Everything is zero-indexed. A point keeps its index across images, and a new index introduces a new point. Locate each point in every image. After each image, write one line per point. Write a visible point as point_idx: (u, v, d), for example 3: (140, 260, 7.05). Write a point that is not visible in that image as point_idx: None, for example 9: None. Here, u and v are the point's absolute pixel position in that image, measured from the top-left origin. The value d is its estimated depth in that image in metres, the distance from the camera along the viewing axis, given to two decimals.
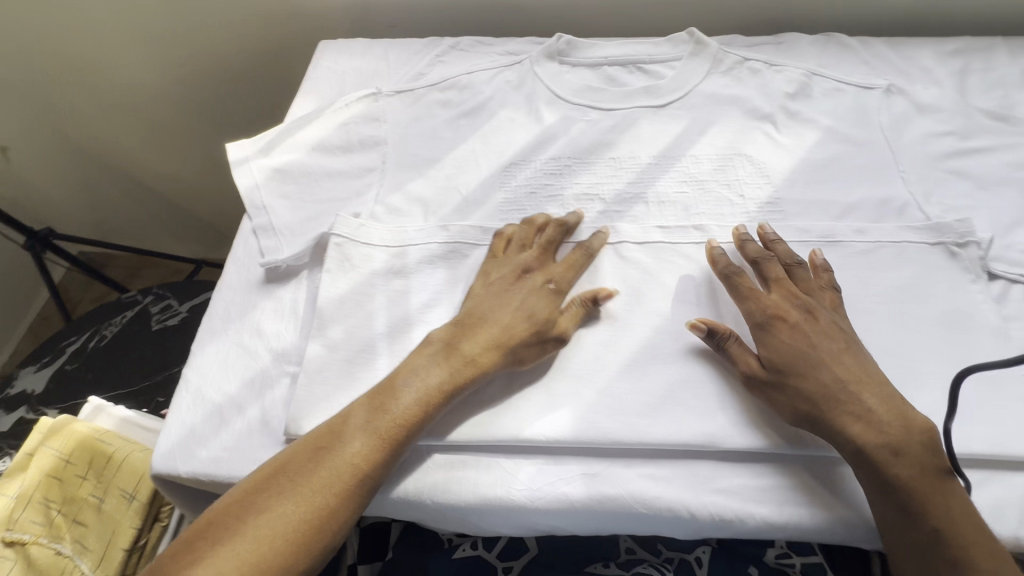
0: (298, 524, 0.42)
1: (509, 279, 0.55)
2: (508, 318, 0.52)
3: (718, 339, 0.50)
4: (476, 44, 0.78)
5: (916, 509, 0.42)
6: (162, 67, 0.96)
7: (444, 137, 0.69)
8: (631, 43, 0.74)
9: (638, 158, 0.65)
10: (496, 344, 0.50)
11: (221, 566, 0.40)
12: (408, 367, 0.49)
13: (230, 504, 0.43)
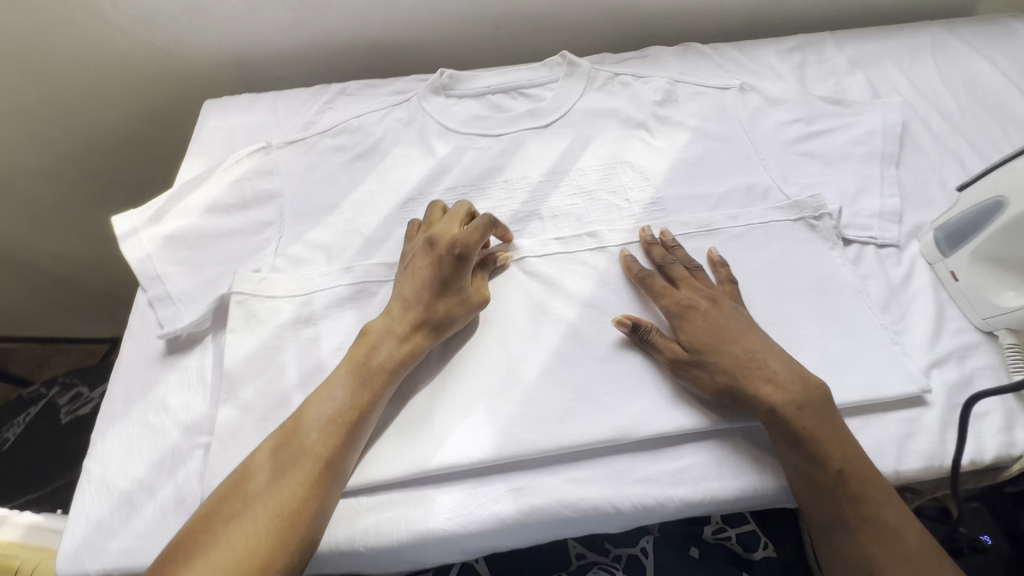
0: (273, 521, 0.43)
1: (425, 259, 0.57)
2: (431, 295, 0.55)
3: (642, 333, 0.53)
4: (363, 87, 0.80)
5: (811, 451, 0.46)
6: (33, 142, 0.90)
7: (341, 181, 0.70)
8: (510, 71, 0.78)
9: (529, 177, 0.68)
10: (423, 319, 0.54)
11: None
12: (322, 392, 0.49)
13: (203, 519, 0.44)
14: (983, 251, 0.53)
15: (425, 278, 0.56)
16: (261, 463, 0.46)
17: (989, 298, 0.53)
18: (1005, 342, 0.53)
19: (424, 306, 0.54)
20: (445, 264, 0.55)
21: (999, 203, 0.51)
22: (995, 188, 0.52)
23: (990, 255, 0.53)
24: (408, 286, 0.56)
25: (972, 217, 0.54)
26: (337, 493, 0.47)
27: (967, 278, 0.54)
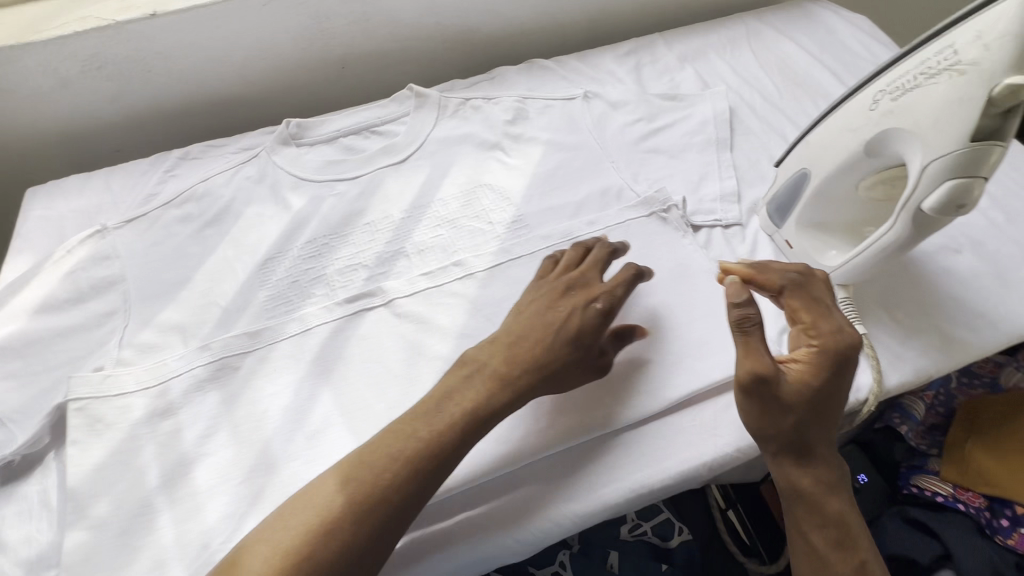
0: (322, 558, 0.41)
1: (553, 295, 0.54)
2: (546, 336, 0.51)
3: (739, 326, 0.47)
4: (207, 149, 0.76)
5: (821, 511, 0.48)
6: None
7: (191, 253, 0.65)
8: (359, 112, 0.77)
9: (391, 216, 0.67)
10: (538, 365, 0.50)
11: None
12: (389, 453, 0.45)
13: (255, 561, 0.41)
14: (804, 222, 0.57)
15: (546, 321, 0.52)
16: (314, 526, 0.42)
17: (818, 262, 0.57)
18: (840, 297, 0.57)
19: (509, 376, 0.49)
20: (572, 312, 0.52)
21: (803, 177, 0.55)
22: (797, 164, 0.56)
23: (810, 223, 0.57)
24: (535, 321, 0.52)
25: (787, 193, 0.58)
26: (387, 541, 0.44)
27: (798, 246, 0.58)
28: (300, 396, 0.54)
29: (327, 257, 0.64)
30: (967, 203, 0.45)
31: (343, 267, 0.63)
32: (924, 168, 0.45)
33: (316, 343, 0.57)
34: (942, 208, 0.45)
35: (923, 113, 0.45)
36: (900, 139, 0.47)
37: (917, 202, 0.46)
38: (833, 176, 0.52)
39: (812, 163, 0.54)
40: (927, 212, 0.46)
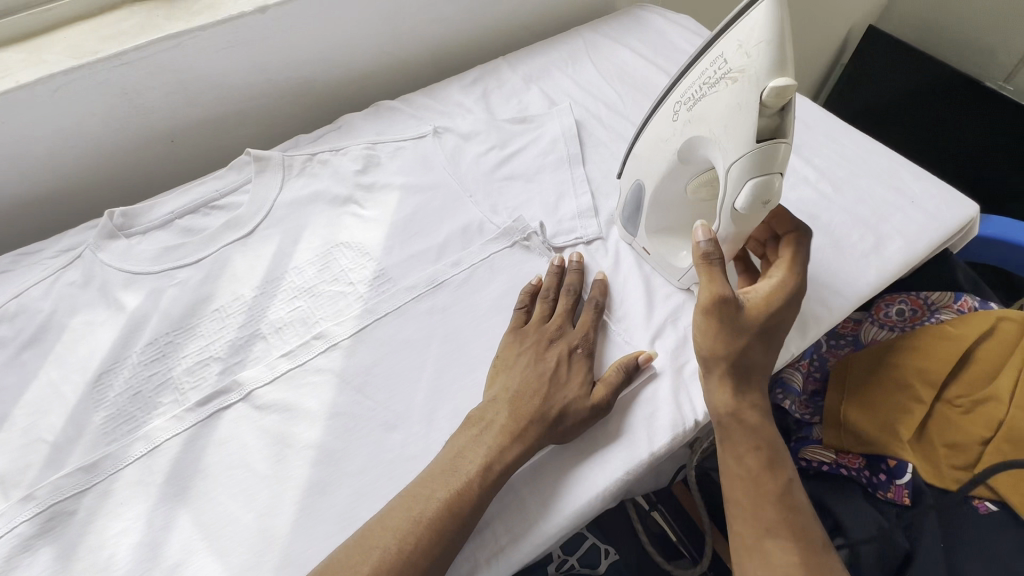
0: None
1: (539, 348, 0.54)
2: (544, 393, 0.51)
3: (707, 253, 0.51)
4: (18, 258, 0.67)
5: (754, 433, 0.50)
6: None
7: (7, 385, 0.57)
8: (195, 187, 0.71)
9: (241, 297, 0.62)
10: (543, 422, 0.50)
11: None
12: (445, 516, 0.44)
13: None
14: (653, 228, 0.60)
15: (539, 374, 0.52)
16: None
17: (672, 264, 0.59)
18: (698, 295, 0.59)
19: (521, 432, 0.49)
20: (562, 361, 0.53)
21: (641, 184, 0.58)
22: (635, 173, 0.59)
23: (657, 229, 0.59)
24: (538, 368, 0.53)
25: (633, 202, 0.60)
26: None
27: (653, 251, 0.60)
28: (154, 526, 0.48)
29: (173, 357, 0.58)
30: (770, 199, 0.47)
31: (191, 364, 0.57)
32: (727, 170, 0.47)
33: (167, 460, 0.51)
34: (750, 207, 0.47)
35: (715, 119, 0.47)
36: (704, 144, 0.49)
37: (729, 202, 0.48)
38: (663, 181, 0.55)
39: (645, 170, 0.57)
40: (738, 212, 0.48)
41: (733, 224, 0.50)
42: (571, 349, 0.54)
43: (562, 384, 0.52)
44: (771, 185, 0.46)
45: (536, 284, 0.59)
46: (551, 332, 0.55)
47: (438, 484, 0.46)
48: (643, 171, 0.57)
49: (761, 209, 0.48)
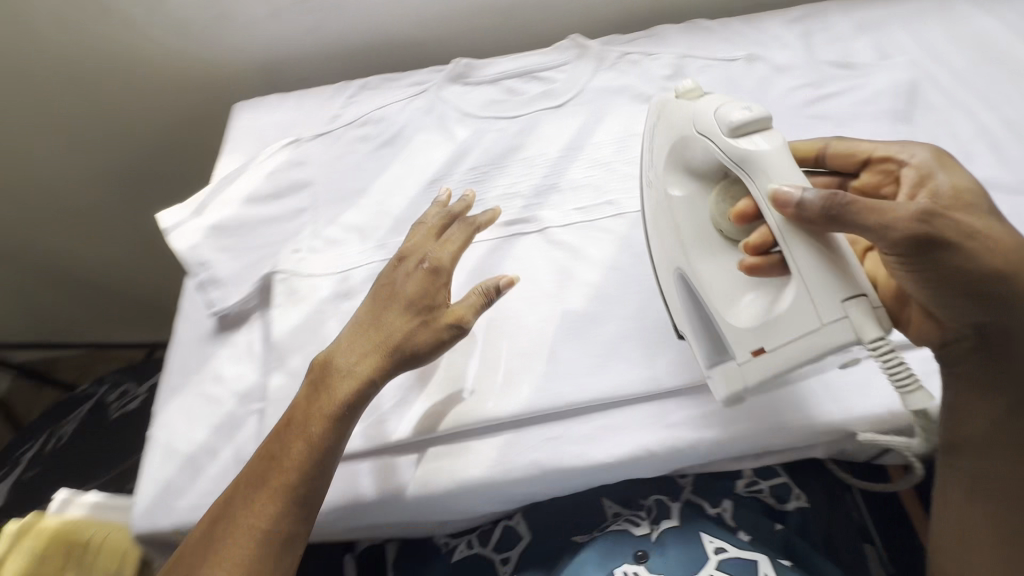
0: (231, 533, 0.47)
1: (390, 267, 0.56)
2: (401, 304, 0.52)
3: (806, 209, 0.42)
4: (383, 81, 0.83)
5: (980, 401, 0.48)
6: (91, 147, 1.01)
7: (367, 169, 0.73)
8: (524, 57, 0.81)
9: (546, 154, 0.71)
10: (384, 340, 0.51)
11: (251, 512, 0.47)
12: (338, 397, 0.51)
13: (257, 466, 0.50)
14: (698, 300, 0.50)
15: (374, 303, 0.54)
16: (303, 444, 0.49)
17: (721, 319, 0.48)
18: (743, 359, 0.46)
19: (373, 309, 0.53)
20: (404, 274, 0.54)
21: (681, 271, 0.51)
22: (665, 266, 0.53)
23: (703, 294, 0.49)
24: (363, 353, 0.51)
25: (679, 295, 0.52)
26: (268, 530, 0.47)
27: (696, 336, 0.51)
28: (461, 298, 0.60)
29: (488, 183, 0.69)
30: (767, 122, 0.46)
31: (501, 194, 0.68)
32: (710, 122, 0.47)
33: (476, 256, 0.63)
34: (737, 124, 0.45)
35: (686, 103, 0.50)
36: (687, 135, 0.49)
37: (718, 138, 0.46)
38: (706, 214, 0.51)
39: (670, 251, 0.52)
40: (741, 135, 0.46)
41: (771, 140, 0.45)
42: (403, 304, 0.52)
43: (417, 325, 0.51)
44: (754, 107, 0.46)
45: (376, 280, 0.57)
46: (358, 317, 0.54)
47: (366, 355, 0.51)
48: (664, 258, 0.53)
49: (755, 121, 0.45)
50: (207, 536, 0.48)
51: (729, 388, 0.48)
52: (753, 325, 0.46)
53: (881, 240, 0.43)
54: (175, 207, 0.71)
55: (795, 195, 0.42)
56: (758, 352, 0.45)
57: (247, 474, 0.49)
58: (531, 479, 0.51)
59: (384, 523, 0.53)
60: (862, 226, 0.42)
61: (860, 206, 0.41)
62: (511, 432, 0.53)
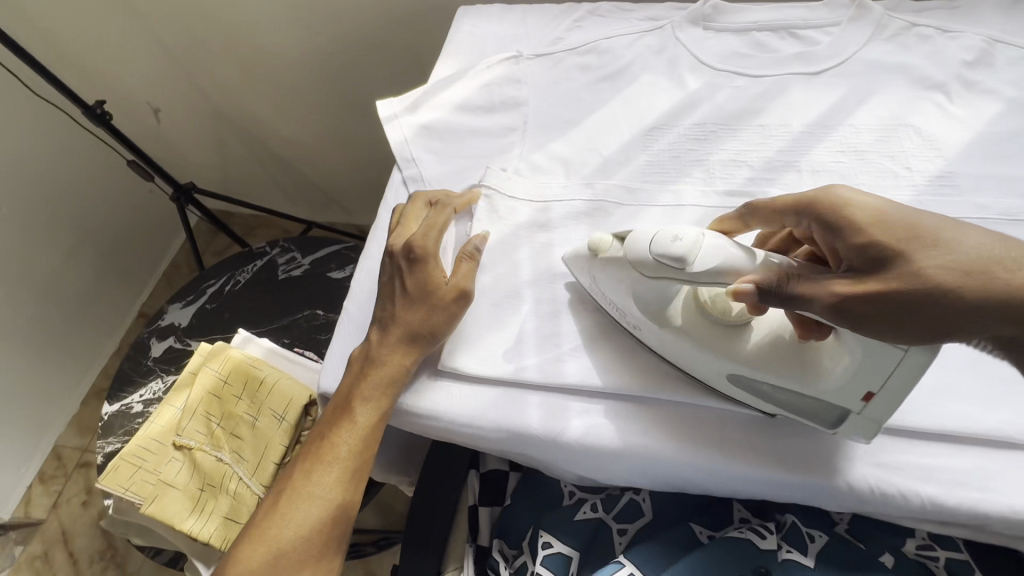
0: (305, 470, 0.51)
1: (395, 262, 0.56)
2: (408, 284, 0.54)
3: (774, 294, 0.41)
4: (614, 10, 0.77)
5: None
6: (330, 32, 1.09)
7: (583, 100, 0.69)
8: (785, 8, 0.70)
9: (788, 125, 0.63)
10: (410, 323, 0.53)
11: (324, 469, 0.50)
12: (396, 360, 0.52)
13: (327, 420, 0.52)
14: (769, 390, 0.46)
15: (385, 288, 0.56)
16: (372, 409, 0.51)
17: (818, 395, 0.45)
18: (859, 409, 0.44)
19: (408, 289, 0.54)
20: (396, 269, 0.56)
21: (731, 373, 0.47)
22: (714, 379, 0.48)
23: (775, 380, 0.46)
24: (392, 353, 0.52)
25: (745, 398, 0.48)
26: (339, 476, 0.50)
27: (791, 413, 0.47)
28: None
29: (714, 144, 0.63)
30: (706, 241, 0.45)
31: (727, 159, 0.62)
32: (649, 259, 0.46)
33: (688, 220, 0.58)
34: (681, 259, 0.44)
35: (613, 256, 0.50)
36: (633, 275, 0.48)
37: (678, 271, 0.45)
38: (703, 334, 0.48)
39: (713, 365, 0.47)
40: (695, 262, 0.44)
41: (726, 250, 0.44)
42: (394, 284, 0.55)
43: (428, 308, 0.53)
44: (684, 232, 0.45)
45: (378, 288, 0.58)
46: (389, 308, 0.54)
47: (412, 345, 0.52)
48: (707, 372, 0.48)
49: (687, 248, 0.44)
50: (291, 483, 0.51)
51: (868, 433, 0.44)
52: (840, 384, 0.44)
53: (864, 321, 0.39)
54: (390, 100, 0.72)
55: (752, 286, 0.42)
56: (869, 397, 0.43)
57: (302, 458, 0.52)
58: (700, 464, 0.48)
59: (534, 456, 0.54)
60: (859, 298, 0.39)
61: (839, 292, 0.40)
62: (688, 411, 0.50)
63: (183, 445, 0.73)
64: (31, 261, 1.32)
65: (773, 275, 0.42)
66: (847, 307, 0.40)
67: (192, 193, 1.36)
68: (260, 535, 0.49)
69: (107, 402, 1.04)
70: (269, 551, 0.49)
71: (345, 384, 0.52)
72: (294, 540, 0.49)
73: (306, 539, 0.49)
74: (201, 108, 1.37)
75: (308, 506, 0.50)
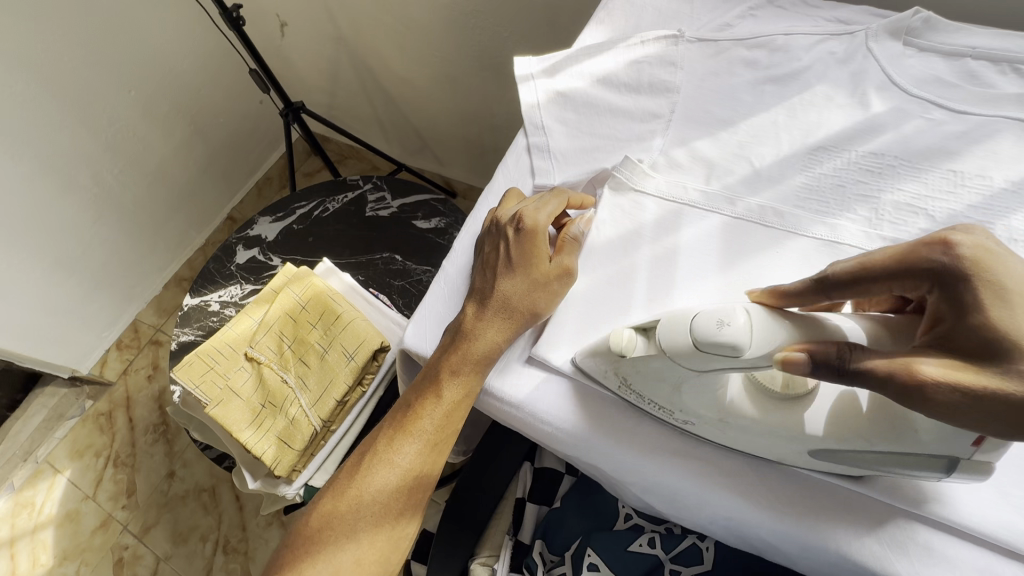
0: (389, 435, 0.50)
1: (502, 233, 0.52)
2: (516, 257, 0.51)
3: (833, 371, 0.35)
4: (799, 4, 0.67)
5: None
6: None
7: (742, 100, 0.61)
8: (1014, 37, 0.59)
9: (988, 178, 0.53)
10: (513, 301, 0.50)
11: (409, 436, 0.49)
12: (490, 335, 0.49)
13: (416, 388, 0.50)
14: (861, 458, 0.40)
15: (488, 259, 0.52)
16: (458, 382, 0.48)
17: (914, 451, 0.37)
18: (969, 454, 0.37)
19: (515, 263, 0.51)
20: (501, 241, 0.52)
21: (812, 450, 0.41)
22: (790, 458, 0.43)
23: (868, 446, 0.38)
24: (489, 328, 0.49)
25: (814, 465, 0.42)
26: (422, 446, 0.49)
27: (880, 472, 0.40)
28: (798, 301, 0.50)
29: (889, 181, 0.55)
30: (754, 319, 0.38)
31: (902, 203, 0.53)
32: (687, 346, 0.39)
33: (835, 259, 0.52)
34: (736, 347, 0.37)
35: (637, 354, 0.42)
36: (665, 366, 0.41)
37: (731, 357, 0.38)
38: (764, 410, 0.42)
39: (778, 445, 0.42)
40: (749, 347, 0.37)
41: (778, 328, 0.38)
42: (493, 255, 0.52)
43: (530, 285, 0.50)
44: (729, 312, 0.38)
45: (476, 255, 0.55)
46: (489, 280, 0.51)
47: (509, 321, 0.50)
48: (783, 451, 0.42)
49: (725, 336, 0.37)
50: (373, 446, 0.50)
51: (978, 471, 0.38)
52: (945, 437, 0.36)
53: (950, 414, 0.32)
54: (529, 57, 0.67)
55: (804, 356, 0.35)
56: (981, 442, 0.35)
57: (387, 421, 0.51)
58: (799, 537, 0.43)
59: (607, 472, 0.50)
60: (955, 382, 0.32)
61: (926, 372, 0.33)
62: (796, 476, 0.44)
63: (253, 357, 0.74)
64: (147, 147, 1.39)
65: (829, 346, 0.36)
66: (933, 394, 0.33)
67: (299, 113, 1.36)
68: (342, 490, 0.49)
69: (188, 295, 1.09)
70: (351, 508, 0.49)
71: (436, 354, 0.50)
72: (375, 504, 0.48)
73: (387, 503, 0.49)
74: (324, 29, 1.36)
75: (390, 470, 0.49)
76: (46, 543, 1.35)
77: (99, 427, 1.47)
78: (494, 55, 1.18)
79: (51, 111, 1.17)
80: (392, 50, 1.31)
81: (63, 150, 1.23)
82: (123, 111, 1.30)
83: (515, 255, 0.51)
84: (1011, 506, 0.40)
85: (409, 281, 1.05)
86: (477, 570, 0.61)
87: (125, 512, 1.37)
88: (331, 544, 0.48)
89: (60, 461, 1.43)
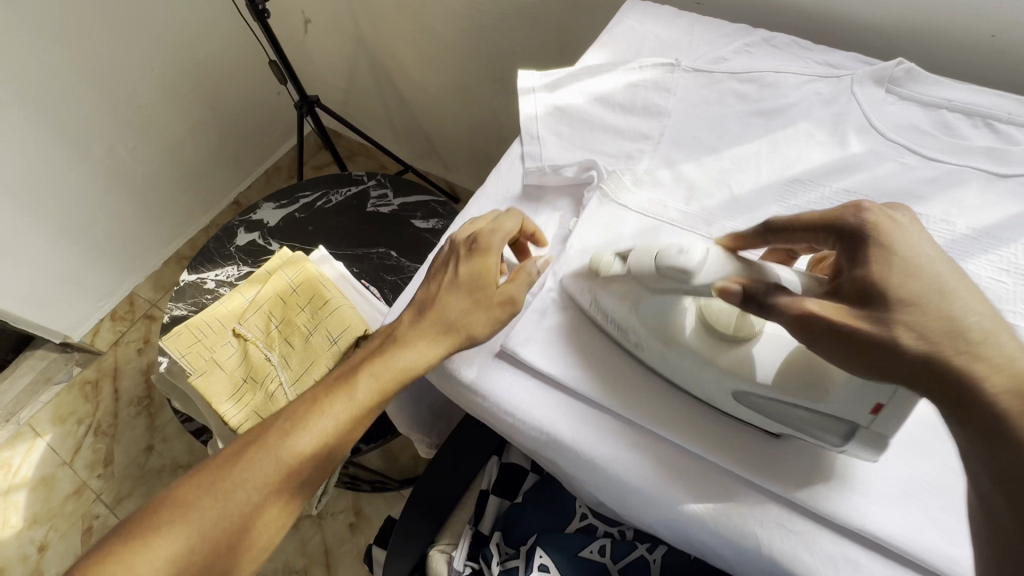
0: (341, 383, 0.52)
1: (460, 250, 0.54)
2: (464, 271, 0.53)
3: (757, 300, 0.42)
4: (793, 44, 0.70)
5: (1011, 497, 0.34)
6: None
7: (729, 130, 0.64)
8: (990, 94, 0.62)
9: (951, 224, 0.56)
10: (468, 306, 0.52)
11: (358, 386, 0.51)
12: (453, 307, 0.52)
13: (379, 345, 0.53)
14: (776, 408, 0.45)
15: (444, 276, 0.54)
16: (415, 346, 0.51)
17: (828, 412, 0.42)
18: (868, 423, 0.41)
19: (465, 278, 0.53)
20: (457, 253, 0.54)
21: (740, 391, 0.46)
22: (717, 398, 0.47)
23: (786, 399, 0.44)
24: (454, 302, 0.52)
25: (751, 415, 0.46)
26: (364, 401, 0.51)
27: (795, 431, 0.45)
28: None
29: None
30: (710, 257, 0.45)
31: None
32: (650, 271, 0.47)
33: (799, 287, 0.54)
34: (687, 272, 0.45)
35: (613, 273, 0.51)
36: (635, 292, 0.49)
37: (680, 282, 0.46)
38: (708, 348, 0.47)
39: (719, 382, 0.46)
40: (699, 275, 0.45)
41: (730, 262, 0.45)
42: (445, 270, 0.54)
43: (474, 307, 0.52)
44: (690, 246, 0.46)
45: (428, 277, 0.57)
46: (437, 289, 0.54)
47: (447, 337, 0.51)
48: (713, 392, 0.47)
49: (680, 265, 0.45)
50: (323, 390, 0.53)
51: (876, 447, 0.42)
52: (849, 399, 0.41)
53: (825, 336, 0.40)
54: (533, 72, 0.71)
55: (738, 288, 0.43)
56: (879, 410, 0.40)
57: (343, 369, 0.54)
58: (737, 543, 0.45)
59: (562, 466, 0.52)
60: (829, 320, 0.39)
61: (812, 307, 0.40)
62: (740, 485, 0.46)
63: (240, 334, 0.76)
64: (164, 126, 1.44)
65: (761, 282, 0.43)
66: (815, 319, 0.40)
67: (314, 106, 1.40)
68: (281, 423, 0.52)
69: (186, 271, 1.11)
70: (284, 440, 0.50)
71: (407, 314, 0.54)
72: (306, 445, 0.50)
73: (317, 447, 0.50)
74: (345, 29, 1.41)
75: (331, 417, 0.51)
76: (19, 504, 1.36)
77: (85, 396, 1.49)
78: (507, 67, 1.22)
79: (73, 83, 1.21)
80: (409, 54, 1.36)
81: (82, 120, 1.27)
82: (144, 89, 1.35)
83: (468, 266, 0.53)
84: (936, 531, 0.42)
85: (402, 278, 1.07)
86: (434, 557, 0.61)
87: (100, 481, 1.38)
88: (250, 470, 0.50)
89: (42, 425, 1.45)
